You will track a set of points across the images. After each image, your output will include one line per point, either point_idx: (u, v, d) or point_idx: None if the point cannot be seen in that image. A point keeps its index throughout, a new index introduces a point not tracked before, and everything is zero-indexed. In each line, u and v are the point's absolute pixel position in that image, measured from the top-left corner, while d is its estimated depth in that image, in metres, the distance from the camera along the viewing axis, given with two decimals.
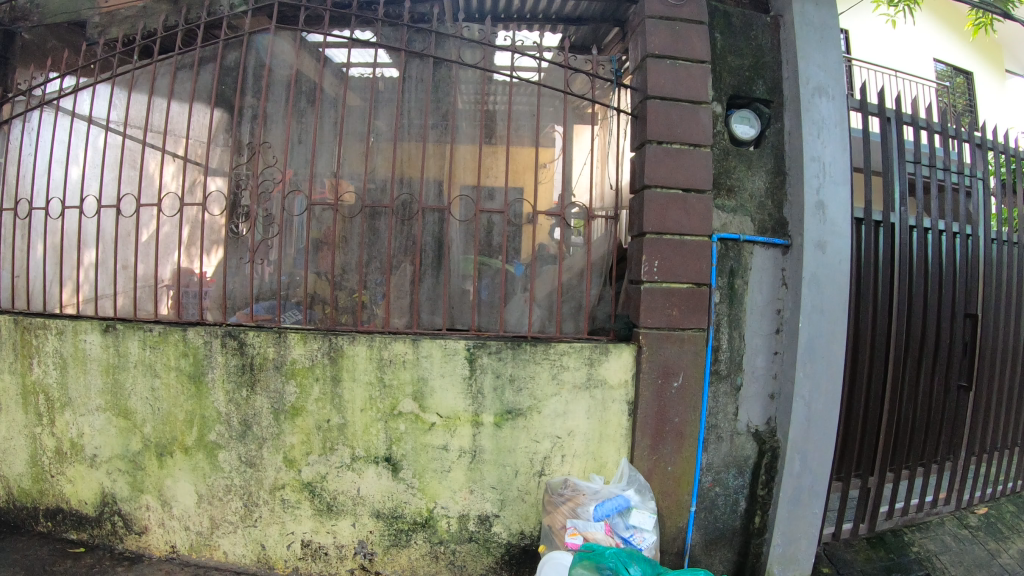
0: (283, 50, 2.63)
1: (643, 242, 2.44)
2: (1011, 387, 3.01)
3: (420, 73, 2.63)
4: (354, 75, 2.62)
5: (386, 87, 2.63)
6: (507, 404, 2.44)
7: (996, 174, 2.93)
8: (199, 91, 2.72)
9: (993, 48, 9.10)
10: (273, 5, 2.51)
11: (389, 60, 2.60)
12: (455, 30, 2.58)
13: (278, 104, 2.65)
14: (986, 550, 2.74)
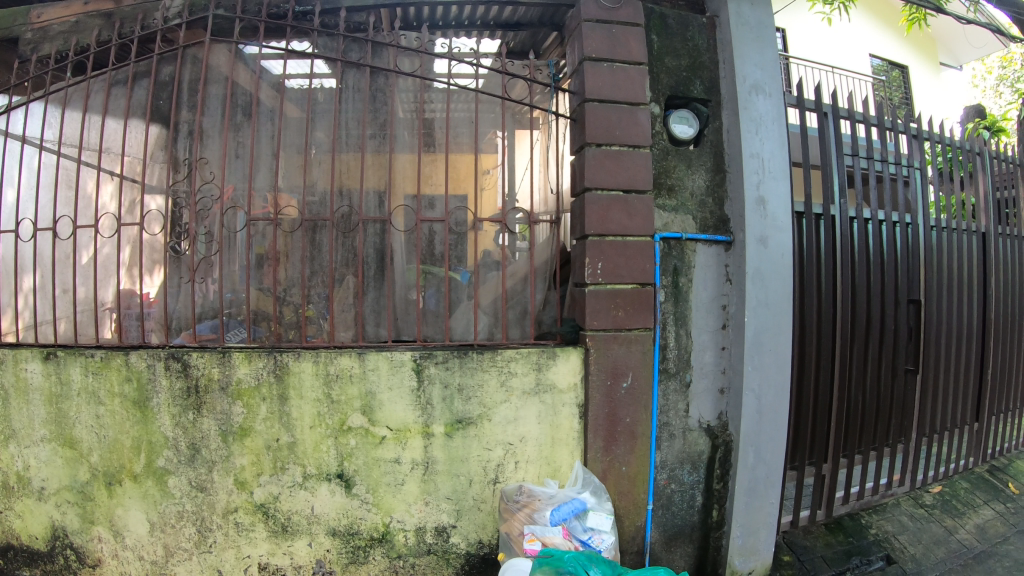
0: (220, 60, 2.55)
1: (586, 244, 2.45)
2: (958, 367, 3.11)
3: (358, 83, 2.58)
4: (291, 86, 2.57)
5: (321, 97, 2.59)
6: (457, 413, 2.41)
7: (934, 163, 3.03)
8: (134, 107, 2.64)
9: (930, 42, 9.68)
10: (208, 18, 2.45)
11: (327, 70, 2.55)
12: (393, 39, 2.54)
13: (214, 118, 2.55)
14: (943, 527, 2.82)
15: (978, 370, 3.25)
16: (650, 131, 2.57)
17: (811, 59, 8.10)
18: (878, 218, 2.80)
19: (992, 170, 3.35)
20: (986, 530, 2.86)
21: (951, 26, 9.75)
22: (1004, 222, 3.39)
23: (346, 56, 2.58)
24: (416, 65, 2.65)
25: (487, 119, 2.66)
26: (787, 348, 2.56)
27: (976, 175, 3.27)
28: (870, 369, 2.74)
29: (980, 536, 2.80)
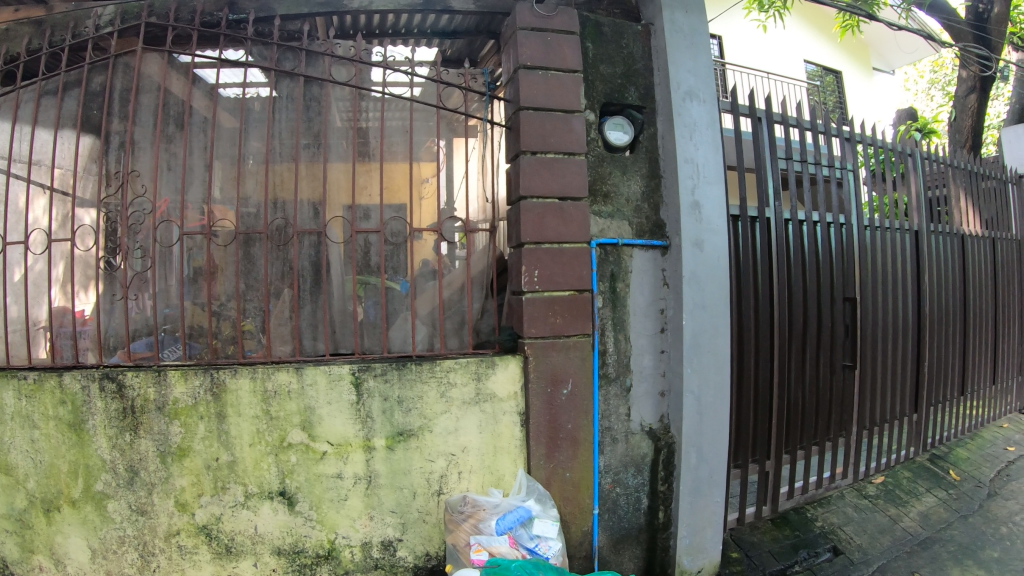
0: (152, 68, 2.48)
1: (522, 252, 2.45)
2: (895, 360, 3.26)
3: (290, 92, 2.51)
4: (225, 95, 2.47)
5: (254, 107, 2.49)
6: (397, 425, 2.37)
7: (867, 165, 3.18)
8: (64, 118, 2.53)
9: (859, 48, 10.29)
10: (139, 26, 2.38)
11: (261, 79, 2.47)
12: (326, 47, 2.44)
13: (146, 129, 2.47)
14: (887, 516, 2.92)
15: (916, 363, 3.41)
16: (585, 138, 2.59)
17: (748, 66, 8.42)
18: (812, 220, 2.90)
19: (923, 170, 3.51)
20: (929, 517, 2.97)
21: (880, 34, 10.28)
22: (937, 219, 3.58)
23: (279, 65, 2.51)
24: (352, 73, 2.58)
25: (422, 127, 2.65)
26: (725, 349, 2.61)
27: (908, 175, 3.44)
28: (809, 365, 2.84)
29: (923, 523, 2.91)
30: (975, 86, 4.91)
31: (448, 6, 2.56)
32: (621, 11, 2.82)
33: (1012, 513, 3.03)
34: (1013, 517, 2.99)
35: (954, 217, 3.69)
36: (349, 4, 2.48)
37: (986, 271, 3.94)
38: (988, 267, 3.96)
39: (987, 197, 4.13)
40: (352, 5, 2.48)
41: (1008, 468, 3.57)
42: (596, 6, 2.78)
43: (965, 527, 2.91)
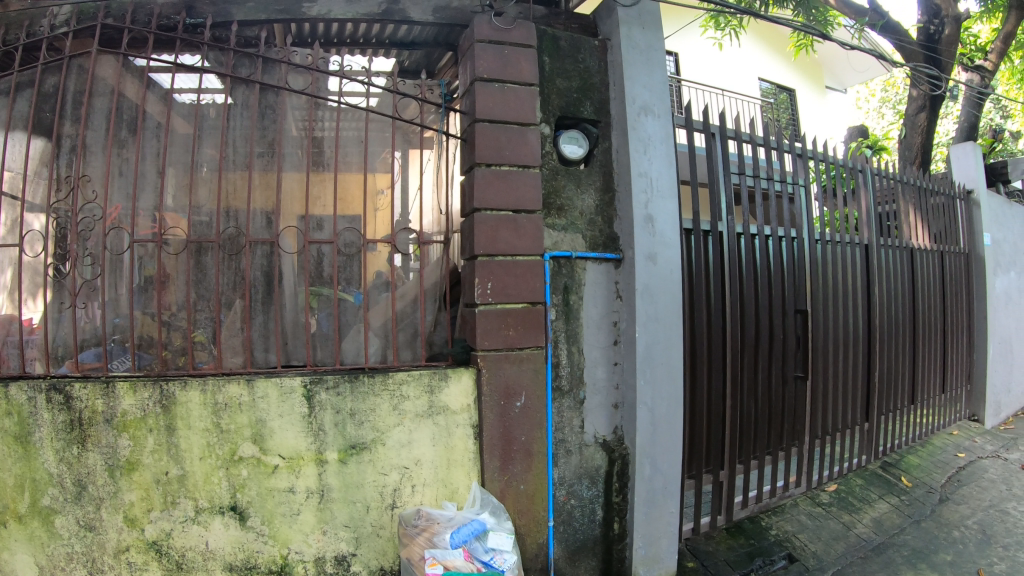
0: (106, 70, 2.41)
1: (475, 264, 2.43)
2: (846, 371, 3.36)
3: (246, 99, 2.46)
4: (180, 101, 2.42)
5: (209, 113, 2.43)
6: (350, 439, 2.33)
7: (819, 181, 3.29)
8: (15, 119, 2.45)
9: (813, 66, 10.70)
10: (96, 27, 2.32)
11: (217, 85, 2.42)
12: (283, 54, 2.42)
13: (97, 133, 2.40)
14: (841, 523, 2.98)
15: (867, 373, 3.53)
16: (539, 151, 2.60)
17: (702, 82, 8.65)
18: (764, 234, 2.97)
19: (872, 187, 3.66)
20: (882, 522, 3.05)
21: (830, 54, 10.63)
22: (886, 234, 3.73)
23: (235, 72, 2.48)
24: (308, 82, 2.55)
25: (377, 138, 2.58)
26: (677, 360, 2.64)
27: (859, 191, 3.57)
28: (761, 376, 2.91)
29: (876, 529, 2.98)
30: (923, 105, 5.14)
31: (407, 16, 2.52)
32: (579, 25, 2.82)
33: (963, 516, 3.16)
34: (965, 520, 3.12)
35: (903, 231, 3.87)
36: (308, 10, 2.45)
37: (934, 285, 4.18)
38: (937, 281, 4.21)
39: (936, 212, 4.36)
40: (310, 12, 2.45)
41: (957, 473, 3.74)
42: (555, 20, 2.76)
43: (918, 531, 3.00)
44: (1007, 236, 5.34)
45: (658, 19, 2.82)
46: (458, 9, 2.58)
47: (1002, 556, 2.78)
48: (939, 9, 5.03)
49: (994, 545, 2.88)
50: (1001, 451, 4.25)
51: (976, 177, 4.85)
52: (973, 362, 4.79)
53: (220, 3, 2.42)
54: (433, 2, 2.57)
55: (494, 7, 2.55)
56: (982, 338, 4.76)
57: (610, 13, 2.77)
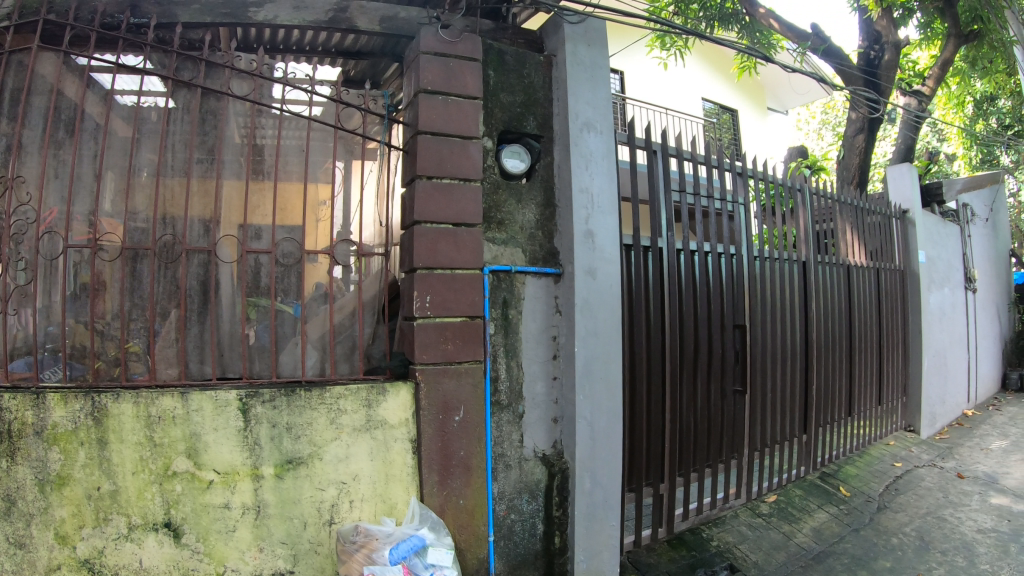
0: (47, 68, 2.31)
1: (415, 277, 2.38)
2: (783, 385, 3.48)
3: (187, 104, 2.37)
4: (121, 102, 2.34)
5: (149, 117, 2.34)
6: (286, 453, 2.22)
7: (759, 200, 3.43)
8: None
9: (757, 87, 11.16)
10: (37, 22, 2.23)
11: (160, 88, 2.34)
12: (227, 59, 2.34)
13: (34, 132, 2.29)
14: (781, 533, 3.05)
15: (803, 386, 3.67)
16: (481, 165, 2.58)
17: (647, 99, 8.88)
18: (704, 251, 3.07)
19: (810, 206, 3.84)
20: (821, 531, 3.13)
21: (772, 75, 11.08)
22: (823, 251, 3.90)
23: (177, 74, 2.37)
24: (250, 88, 2.46)
25: (318, 148, 2.51)
26: (616, 374, 2.67)
27: (798, 210, 3.73)
28: (701, 390, 2.98)
29: (815, 538, 3.06)
30: (861, 128, 5.67)
31: (353, 25, 2.50)
32: (525, 40, 2.85)
33: (901, 524, 3.28)
34: (902, 527, 3.24)
35: (840, 248, 4.06)
36: (254, 16, 2.40)
37: (869, 300, 4.40)
38: (871, 297, 4.42)
39: (872, 230, 4.58)
40: (256, 17, 2.40)
41: (894, 481, 3.89)
42: (501, 35, 2.77)
43: (857, 539, 3.09)
44: (941, 254, 5.63)
45: (604, 36, 2.85)
46: (404, 20, 2.55)
47: (939, 561, 2.89)
48: (881, 36, 5.67)
49: (932, 551, 2.99)
50: (936, 460, 4.41)
51: (910, 198, 5.11)
52: (910, 373, 4.99)
53: (166, 3, 2.36)
54: (380, 12, 2.53)
55: (440, 20, 2.52)
56: (918, 352, 4.97)
57: (558, 29, 2.79)
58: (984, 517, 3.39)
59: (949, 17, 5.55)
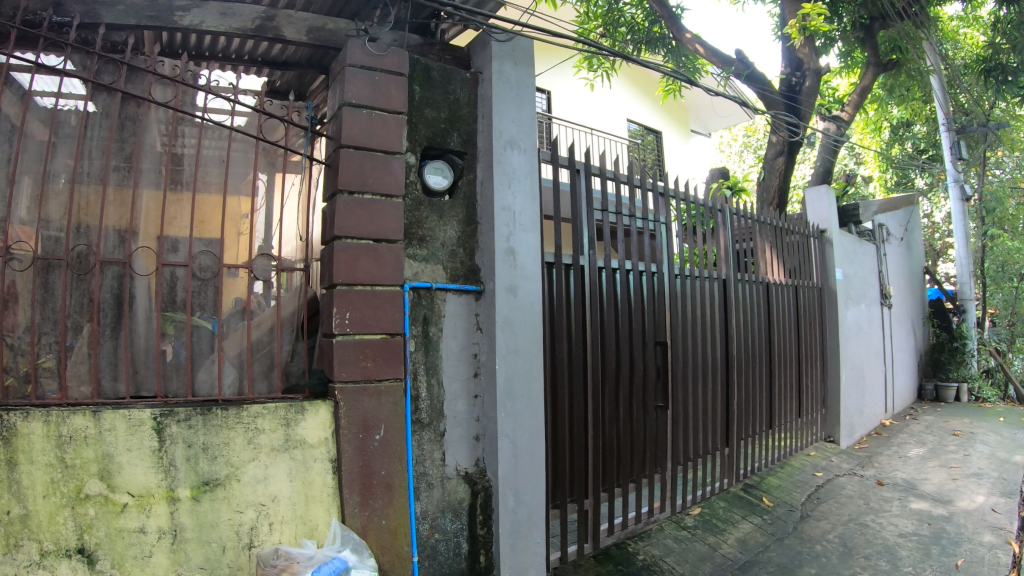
0: None
1: (333, 293, 2.30)
2: (704, 399, 3.60)
3: (106, 108, 2.26)
4: (40, 104, 2.19)
5: (68, 121, 2.21)
6: (203, 474, 2.06)
7: (681, 219, 3.55)
8: None
9: (679, 110, 11.64)
10: None
11: (81, 91, 2.22)
12: (149, 63, 2.26)
13: None
14: (707, 544, 3.11)
15: (725, 400, 3.80)
16: (403, 181, 2.53)
17: (573, 120, 9.11)
18: (625, 269, 3.15)
19: (730, 226, 3.99)
20: (746, 542, 3.21)
21: (695, 100, 11.55)
22: (742, 269, 4.06)
23: (97, 77, 2.26)
24: (171, 94, 2.38)
25: (239, 160, 2.44)
26: (537, 392, 2.67)
27: (719, 230, 3.87)
28: (623, 405, 3.04)
29: (739, 548, 3.13)
30: (782, 150, 6.11)
31: (280, 35, 2.44)
32: (452, 57, 2.84)
33: (824, 531, 3.39)
34: (825, 535, 3.35)
35: (759, 266, 4.23)
36: (179, 20, 2.32)
37: (787, 317, 4.60)
38: (789, 313, 4.62)
39: (791, 249, 4.78)
40: (183, 22, 2.32)
41: (815, 491, 4.02)
42: (429, 50, 2.77)
43: (781, 548, 3.18)
44: (857, 273, 5.93)
45: (530, 55, 2.87)
46: (332, 32, 2.51)
47: (863, 566, 3.00)
48: (801, 63, 6.18)
49: (856, 556, 3.10)
50: (857, 468, 4.59)
51: (828, 218, 5.34)
52: (830, 388, 5.20)
53: (90, 3, 2.26)
54: (308, 22, 2.47)
55: (368, 33, 2.50)
56: (836, 367, 5.20)
57: (485, 46, 2.79)
58: (904, 522, 3.56)
59: (870, 47, 6.60)
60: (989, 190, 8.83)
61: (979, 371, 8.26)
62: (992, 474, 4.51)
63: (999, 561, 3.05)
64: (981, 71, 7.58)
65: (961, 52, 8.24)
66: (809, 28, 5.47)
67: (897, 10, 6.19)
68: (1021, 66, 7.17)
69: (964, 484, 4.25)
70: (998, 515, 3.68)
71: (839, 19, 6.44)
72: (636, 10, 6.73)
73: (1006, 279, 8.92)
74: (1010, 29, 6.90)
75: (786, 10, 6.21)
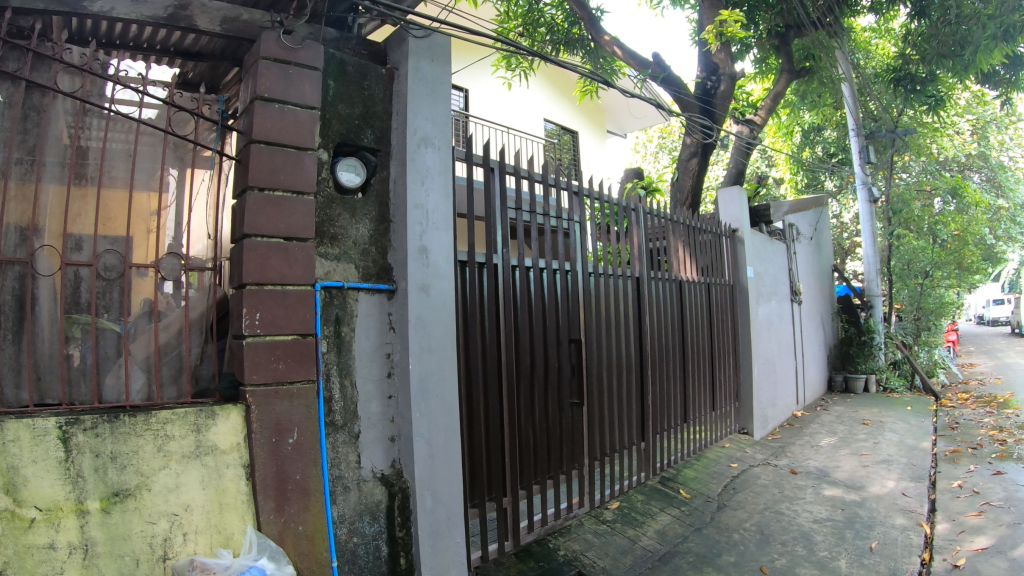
0: None
1: (243, 293, 2.22)
2: (619, 394, 3.68)
3: (9, 97, 2.08)
4: None
5: None
6: (112, 485, 1.96)
7: (595, 219, 3.62)
8: None
9: (596, 111, 11.87)
10: None
11: None
12: (57, 52, 2.11)
13: None
14: (627, 537, 3.18)
15: (639, 395, 3.89)
16: (315, 178, 2.47)
17: (488, 118, 9.18)
18: (538, 267, 3.19)
19: (643, 225, 4.09)
20: (665, 533, 3.29)
21: (610, 101, 11.79)
22: (654, 267, 4.18)
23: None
24: (78, 84, 2.23)
25: (146, 155, 2.33)
26: (452, 391, 2.66)
27: (632, 229, 3.97)
28: (539, 402, 3.07)
29: (658, 540, 3.21)
30: (696, 152, 6.36)
31: (193, 25, 2.34)
32: (367, 52, 2.80)
33: (740, 520, 3.52)
34: (743, 523, 3.47)
35: (672, 265, 4.36)
36: (88, 7, 2.19)
37: (699, 314, 4.74)
38: (701, 309, 4.77)
39: (703, 248, 4.93)
40: (92, 8, 2.18)
41: (731, 481, 4.17)
42: (344, 45, 2.68)
43: (699, 538, 3.27)
44: (767, 269, 6.17)
45: (446, 52, 2.86)
46: (247, 23, 2.42)
47: (781, 552, 3.13)
48: (717, 68, 6.44)
49: (773, 543, 3.23)
50: (770, 459, 4.77)
51: (739, 218, 5.54)
52: (741, 382, 5.40)
53: None
54: (222, 12, 2.39)
55: (284, 25, 2.40)
56: (748, 361, 5.40)
57: (402, 43, 2.75)
58: (818, 509, 3.72)
59: (784, 54, 7.06)
60: (896, 194, 9.48)
61: (885, 363, 8.66)
62: (900, 460, 4.78)
63: (911, 542, 3.24)
64: (890, 80, 8.07)
65: (871, 62, 8.80)
66: (725, 34, 5.64)
67: (811, 19, 6.70)
68: (927, 76, 7.68)
69: (874, 470, 4.49)
70: (908, 498, 3.91)
71: (755, 25, 6.87)
72: (556, 11, 6.88)
73: (911, 277, 9.44)
74: (918, 41, 7.34)
75: (703, 15, 6.41)
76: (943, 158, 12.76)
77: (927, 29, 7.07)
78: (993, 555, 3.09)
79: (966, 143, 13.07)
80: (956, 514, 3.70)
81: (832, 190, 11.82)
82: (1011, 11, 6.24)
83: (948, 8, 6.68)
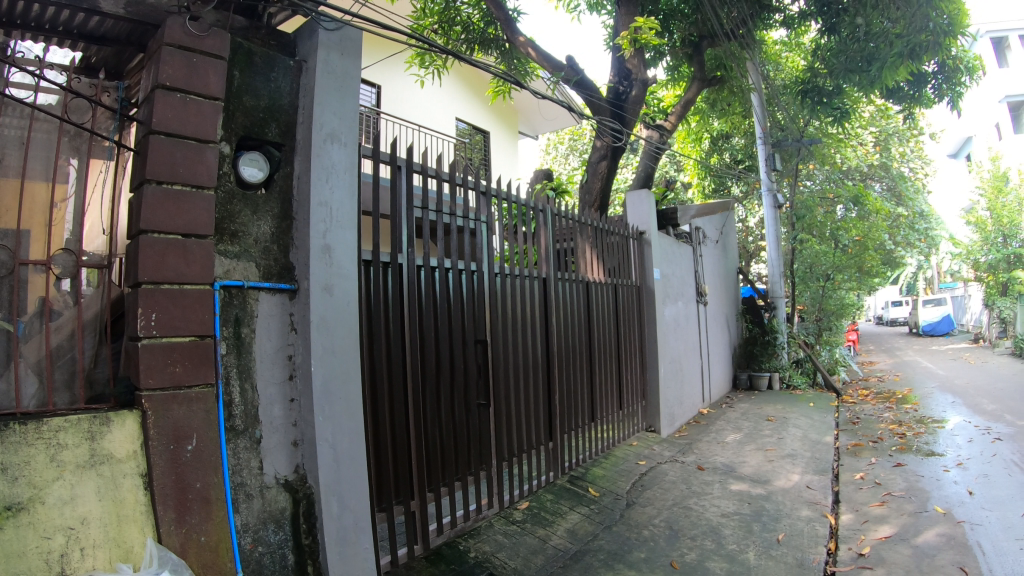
0: None
1: (138, 293, 2.12)
2: (525, 394, 3.71)
3: None
4: None
5: None
6: (2, 498, 1.82)
7: (502, 219, 3.64)
8: None
9: (510, 113, 11.97)
10: None
11: None
12: None
13: None
14: (537, 537, 3.21)
15: (546, 394, 3.94)
16: (216, 172, 2.37)
17: (400, 116, 9.17)
18: (444, 268, 3.18)
19: (551, 226, 4.14)
20: (576, 532, 3.34)
21: (524, 104, 11.93)
22: (561, 268, 4.23)
23: None
24: None
25: (40, 143, 2.19)
26: (356, 393, 2.61)
27: (540, 230, 4.02)
28: (445, 403, 3.06)
29: (568, 539, 3.25)
30: (606, 154, 6.49)
31: (96, 7, 2.21)
32: (276, 42, 2.71)
33: (650, 516, 3.61)
34: (653, 520, 3.57)
35: (578, 266, 4.44)
36: None
37: (606, 314, 4.84)
38: (607, 309, 4.87)
39: (611, 249, 5.04)
40: None
41: (639, 478, 4.27)
42: (254, 34, 2.63)
43: (610, 536, 3.34)
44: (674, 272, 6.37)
45: (357, 46, 2.82)
46: (153, 7, 2.29)
47: (690, 546, 3.23)
48: (630, 73, 6.59)
49: (683, 538, 3.33)
50: (677, 455, 4.92)
51: (647, 221, 5.68)
52: (648, 381, 5.54)
53: None
54: None
55: (190, 11, 2.32)
56: (654, 360, 5.54)
57: (312, 34, 2.68)
58: (725, 503, 3.86)
59: (698, 62, 7.32)
60: (799, 200, 9.97)
61: (788, 362, 9.07)
62: (803, 454, 5.02)
63: (816, 533, 3.40)
64: (798, 91, 8.53)
65: (781, 72, 9.22)
66: (639, 41, 5.78)
67: (724, 31, 7.01)
68: (834, 89, 8.17)
69: (778, 464, 4.70)
70: (812, 491, 4.11)
71: (670, 34, 7.31)
72: (472, 11, 6.89)
73: (813, 279, 9.83)
74: (827, 56, 7.75)
75: (619, 21, 6.55)
76: (846, 168, 13.48)
77: (835, 45, 7.46)
78: (896, 543, 3.31)
79: (868, 153, 13.85)
80: (859, 505, 3.93)
81: (738, 194, 12.31)
82: (917, 31, 6.63)
83: (857, 26, 7.06)
